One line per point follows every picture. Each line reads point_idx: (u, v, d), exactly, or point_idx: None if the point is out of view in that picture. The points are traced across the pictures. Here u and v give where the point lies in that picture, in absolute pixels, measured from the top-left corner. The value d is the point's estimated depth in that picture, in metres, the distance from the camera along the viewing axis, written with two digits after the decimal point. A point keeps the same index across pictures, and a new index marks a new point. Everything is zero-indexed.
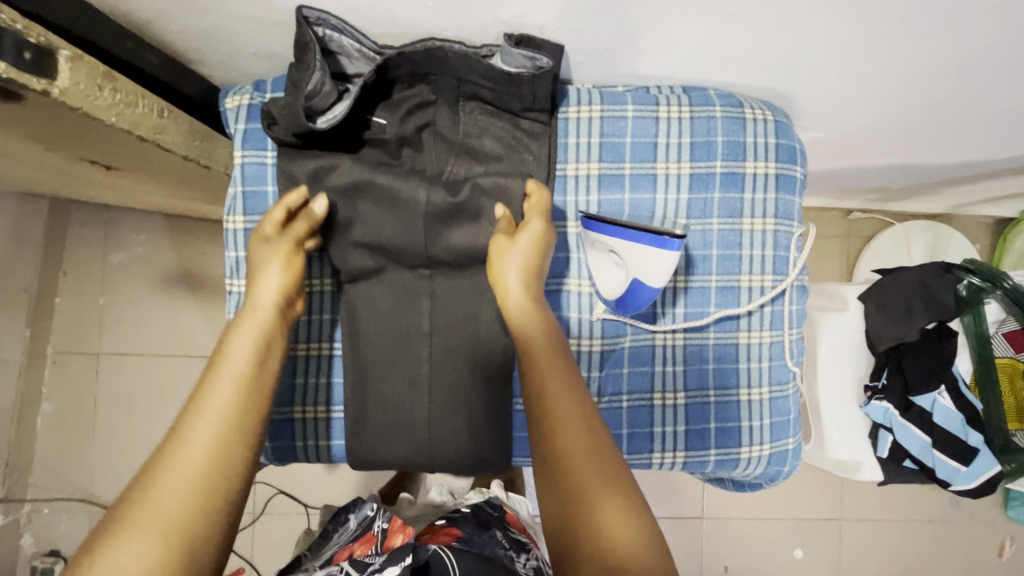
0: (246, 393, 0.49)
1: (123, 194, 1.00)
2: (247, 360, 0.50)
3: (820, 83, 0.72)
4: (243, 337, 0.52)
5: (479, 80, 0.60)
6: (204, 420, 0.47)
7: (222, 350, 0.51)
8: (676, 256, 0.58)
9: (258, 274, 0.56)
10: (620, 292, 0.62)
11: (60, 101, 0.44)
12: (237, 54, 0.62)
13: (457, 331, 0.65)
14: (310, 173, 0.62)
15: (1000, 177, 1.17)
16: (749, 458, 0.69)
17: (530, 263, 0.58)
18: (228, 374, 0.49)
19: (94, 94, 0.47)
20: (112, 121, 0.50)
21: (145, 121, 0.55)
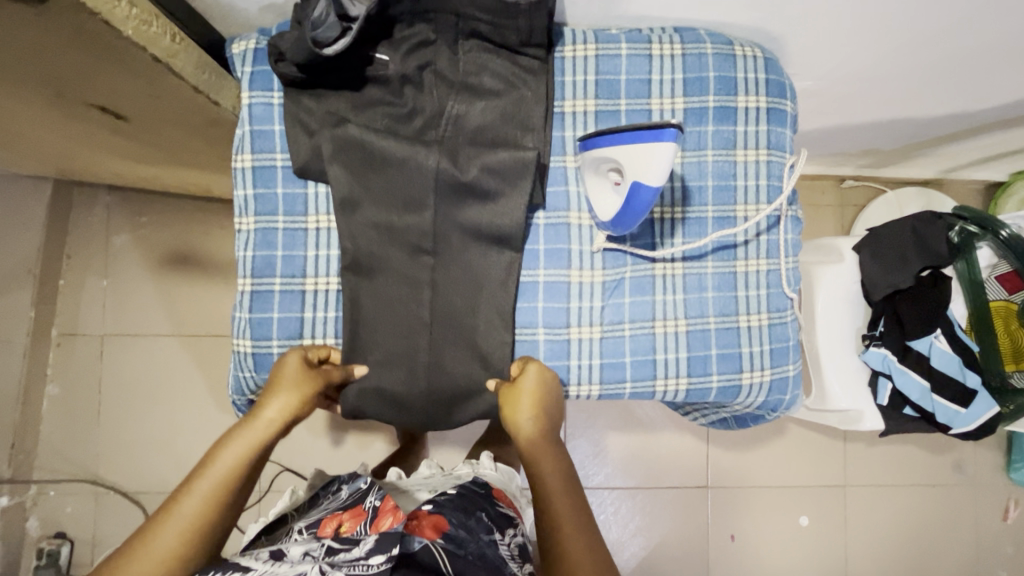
0: (217, 502, 0.54)
1: (129, 165, 1.02)
2: (223, 478, 0.55)
3: (807, 23, 0.74)
4: (232, 449, 0.57)
5: (477, 14, 0.63)
6: (173, 521, 0.52)
7: (212, 457, 0.57)
8: (672, 149, 0.55)
9: (266, 394, 0.61)
10: (624, 201, 0.60)
11: (84, 3, 0.46)
12: (243, 2, 0.64)
13: (462, 290, 0.67)
14: (321, 117, 0.65)
15: (987, 134, 1.20)
16: (751, 384, 0.71)
17: (539, 402, 0.64)
18: (209, 483, 0.55)
19: (112, 4, 0.50)
20: (129, 34, 0.52)
21: (159, 43, 0.57)
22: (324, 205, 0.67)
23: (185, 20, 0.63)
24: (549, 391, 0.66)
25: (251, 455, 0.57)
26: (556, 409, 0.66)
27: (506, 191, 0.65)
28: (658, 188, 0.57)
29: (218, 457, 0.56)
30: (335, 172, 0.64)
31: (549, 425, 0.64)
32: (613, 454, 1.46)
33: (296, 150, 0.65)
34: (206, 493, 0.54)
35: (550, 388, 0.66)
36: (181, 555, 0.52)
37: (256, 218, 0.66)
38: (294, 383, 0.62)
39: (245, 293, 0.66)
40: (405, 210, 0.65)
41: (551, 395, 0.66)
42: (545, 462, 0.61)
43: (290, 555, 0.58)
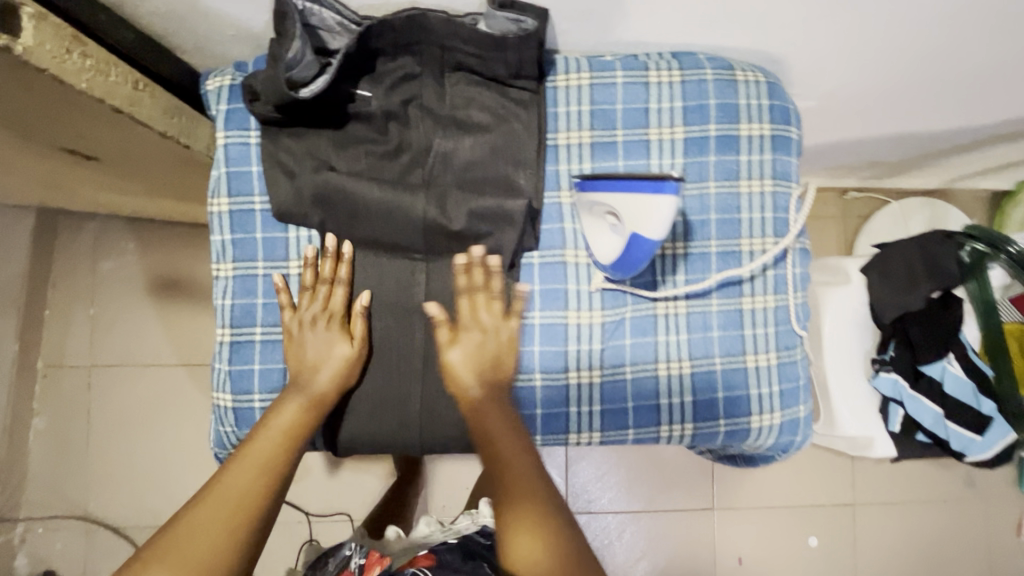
0: (290, 444, 0.59)
1: (110, 197, 0.99)
2: (290, 423, 0.59)
3: (810, 45, 0.70)
4: (291, 408, 0.60)
5: (464, 47, 0.59)
6: (225, 488, 0.56)
7: (272, 415, 0.59)
8: (674, 203, 0.53)
9: (312, 362, 0.60)
10: (623, 248, 0.58)
11: (26, 60, 0.43)
12: (217, 37, 0.61)
13: (456, 337, 0.63)
14: (303, 159, 0.61)
15: (994, 145, 1.16)
16: (759, 427, 0.67)
17: (479, 360, 0.62)
18: (272, 437, 0.59)
19: (62, 56, 0.47)
20: (84, 87, 0.50)
21: (119, 92, 0.55)
22: (308, 248, 0.63)
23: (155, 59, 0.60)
24: (494, 341, 0.63)
25: (305, 416, 0.60)
26: (504, 364, 0.63)
27: (499, 233, 0.62)
28: (659, 240, 0.55)
29: (280, 414, 0.59)
30: (318, 216, 0.61)
31: (497, 386, 0.62)
32: (616, 477, 1.42)
33: (275, 192, 0.61)
34: (270, 447, 0.58)
35: (506, 339, 0.63)
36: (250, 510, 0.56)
37: (235, 264, 0.63)
38: (345, 354, 0.61)
39: (224, 343, 0.63)
40: (393, 252, 0.63)
41: (496, 351, 0.63)
42: (499, 432, 0.60)
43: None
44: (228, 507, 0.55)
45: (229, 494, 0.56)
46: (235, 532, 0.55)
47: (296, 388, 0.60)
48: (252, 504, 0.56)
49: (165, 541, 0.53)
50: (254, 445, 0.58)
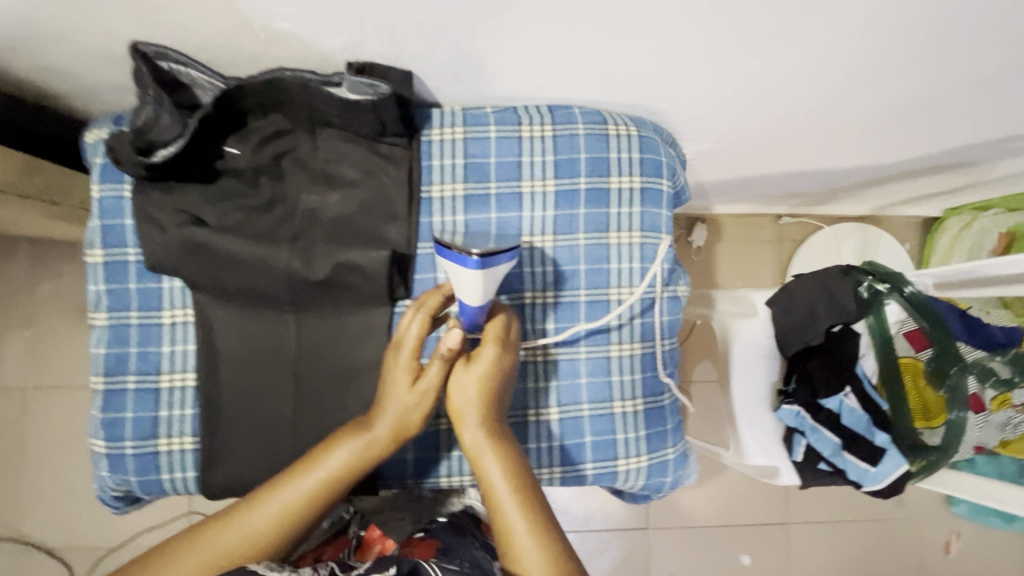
0: (321, 491, 0.57)
1: (30, 227, 1.01)
2: (332, 468, 0.57)
3: (684, 98, 0.73)
4: (343, 452, 0.57)
5: (327, 107, 0.61)
6: (243, 521, 0.56)
7: (324, 453, 0.58)
8: (477, 276, 0.54)
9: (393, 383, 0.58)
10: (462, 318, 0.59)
11: None
12: (101, 88, 0.64)
13: (327, 384, 0.66)
14: (170, 212, 0.62)
15: (905, 179, 1.20)
16: (627, 469, 0.70)
17: (488, 389, 0.58)
18: (311, 481, 0.57)
19: None
20: None
21: None
22: (181, 299, 0.65)
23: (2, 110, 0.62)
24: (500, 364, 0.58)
25: (355, 459, 0.57)
26: (506, 394, 0.61)
27: (366, 284, 0.64)
28: (481, 305, 0.57)
29: (329, 456, 0.57)
30: (186, 266, 0.62)
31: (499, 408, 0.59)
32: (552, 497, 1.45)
33: (144, 244, 0.62)
34: (302, 491, 0.57)
35: (505, 365, 0.58)
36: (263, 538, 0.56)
37: (109, 315, 0.64)
38: (406, 396, 0.57)
39: (97, 391, 0.64)
40: (263, 303, 0.64)
41: (508, 381, 0.59)
42: (491, 460, 0.57)
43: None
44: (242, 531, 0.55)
45: (245, 525, 0.56)
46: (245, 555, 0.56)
47: (356, 431, 0.58)
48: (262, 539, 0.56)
49: (174, 547, 0.55)
50: (290, 481, 0.57)
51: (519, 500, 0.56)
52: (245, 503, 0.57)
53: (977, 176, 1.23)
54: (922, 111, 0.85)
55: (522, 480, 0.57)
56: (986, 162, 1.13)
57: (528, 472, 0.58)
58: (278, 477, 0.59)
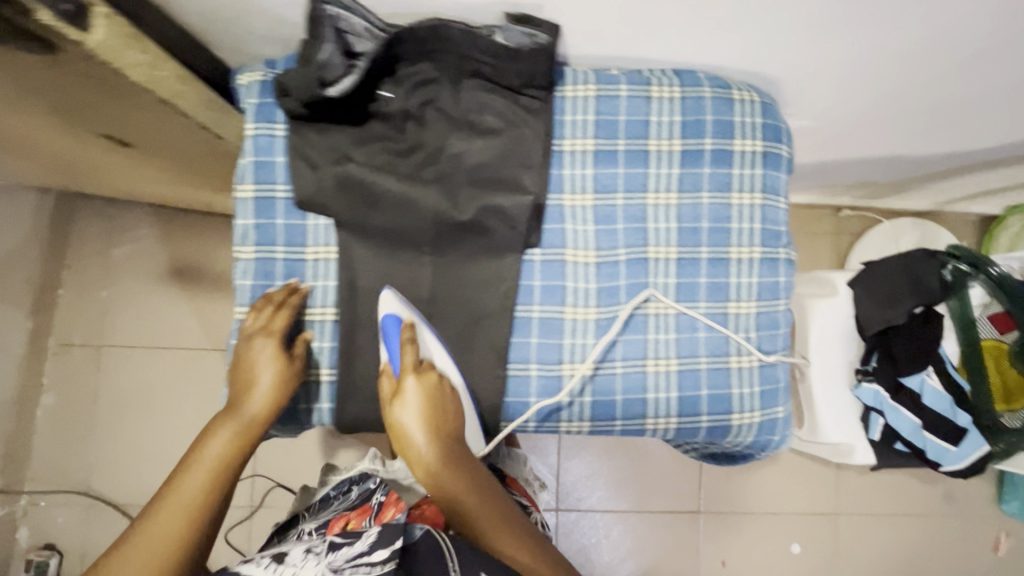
0: (213, 480, 0.60)
1: (131, 184, 1.03)
2: (217, 458, 0.61)
3: (803, 69, 0.75)
4: (222, 437, 0.61)
5: (481, 57, 0.64)
6: (151, 528, 0.56)
7: (202, 446, 0.61)
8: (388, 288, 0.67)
9: (245, 386, 0.63)
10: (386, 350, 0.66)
11: (91, 55, 0.45)
12: (251, 35, 0.66)
13: (458, 324, 0.68)
14: (324, 152, 0.65)
15: (980, 170, 1.21)
16: (740, 424, 0.71)
17: (425, 412, 0.64)
18: (202, 470, 0.60)
19: (122, 51, 0.48)
20: (134, 80, 0.51)
21: (165, 83, 0.54)
22: (325, 236, 0.67)
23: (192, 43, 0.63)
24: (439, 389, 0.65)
25: (237, 439, 0.62)
26: (453, 412, 0.65)
27: (505, 230, 0.67)
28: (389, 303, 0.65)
29: (207, 446, 0.61)
30: (337, 203, 0.65)
31: (441, 434, 0.64)
32: (606, 476, 1.46)
33: (296, 180, 0.65)
34: (195, 489, 0.59)
35: (431, 384, 0.64)
36: (183, 541, 0.56)
37: (256, 247, 0.67)
38: (267, 380, 0.63)
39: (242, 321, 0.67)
40: (403, 242, 0.67)
41: (440, 400, 0.65)
42: (449, 479, 0.62)
43: (292, 557, 0.55)
44: (163, 534, 0.56)
45: (162, 530, 0.56)
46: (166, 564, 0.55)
47: (230, 416, 0.63)
48: (181, 539, 0.56)
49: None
50: (180, 481, 0.59)
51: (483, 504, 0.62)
52: (149, 514, 0.57)
53: None
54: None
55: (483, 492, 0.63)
56: None
57: (479, 473, 0.64)
58: (166, 484, 0.59)
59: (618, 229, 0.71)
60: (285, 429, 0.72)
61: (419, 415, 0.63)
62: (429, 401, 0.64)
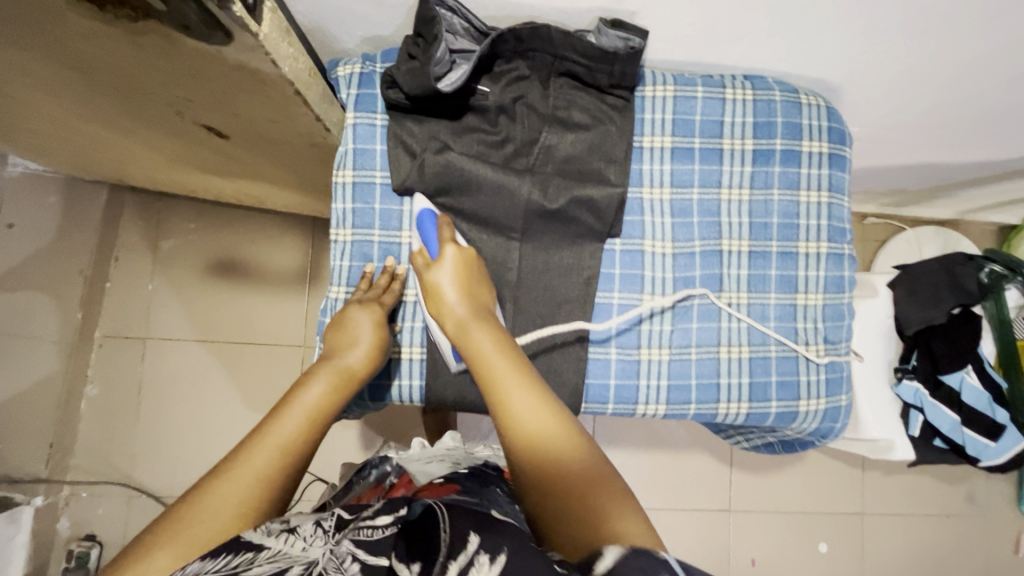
0: (312, 424, 0.59)
1: (195, 176, 1.05)
2: (315, 402, 0.60)
3: (868, 76, 0.78)
4: (322, 384, 0.62)
5: (575, 57, 0.68)
6: (251, 462, 0.54)
7: (301, 391, 0.61)
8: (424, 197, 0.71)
9: (346, 344, 0.66)
10: (421, 235, 0.68)
11: (263, 45, 0.50)
12: (349, 32, 0.70)
13: (543, 309, 0.72)
14: (424, 141, 0.70)
15: (1006, 178, 1.26)
16: (807, 410, 0.75)
17: (462, 279, 0.64)
18: (299, 414, 0.58)
19: (278, 43, 0.53)
20: (284, 70, 0.55)
21: (300, 74, 0.59)
22: (419, 222, 0.72)
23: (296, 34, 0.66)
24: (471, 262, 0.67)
25: (337, 389, 0.62)
26: (486, 289, 0.66)
27: (589, 220, 0.71)
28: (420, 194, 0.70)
29: (310, 390, 0.61)
30: (435, 189, 0.69)
31: (474, 301, 0.63)
32: (639, 474, 1.48)
33: (396, 169, 0.70)
34: (293, 428, 0.57)
35: (468, 257, 0.66)
36: (275, 483, 0.54)
37: (354, 231, 0.71)
38: (366, 333, 0.66)
39: (338, 300, 0.71)
40: (493, 230, 0.71)
41: (477, 274, 0.66)
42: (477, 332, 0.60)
43: (304, 529, 0.49)
44: (257, 471, 0.53)
45: (259, 462, 0.54)
46: (256, 506, 0.52)
47: (328, 364, 0.64)
48: (274, 483, 0.53)
49: (187, 504, 0.50)
50: (277, 424, 0.57)
51: (511, 365, 0.57)
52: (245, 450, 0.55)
53: None
54: None
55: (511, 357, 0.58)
56: None
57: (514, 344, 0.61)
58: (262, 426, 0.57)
59: (693, 222, 0.75)
60: (367, 406, 0.76)
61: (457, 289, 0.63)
62: (465, 282, 0.64)
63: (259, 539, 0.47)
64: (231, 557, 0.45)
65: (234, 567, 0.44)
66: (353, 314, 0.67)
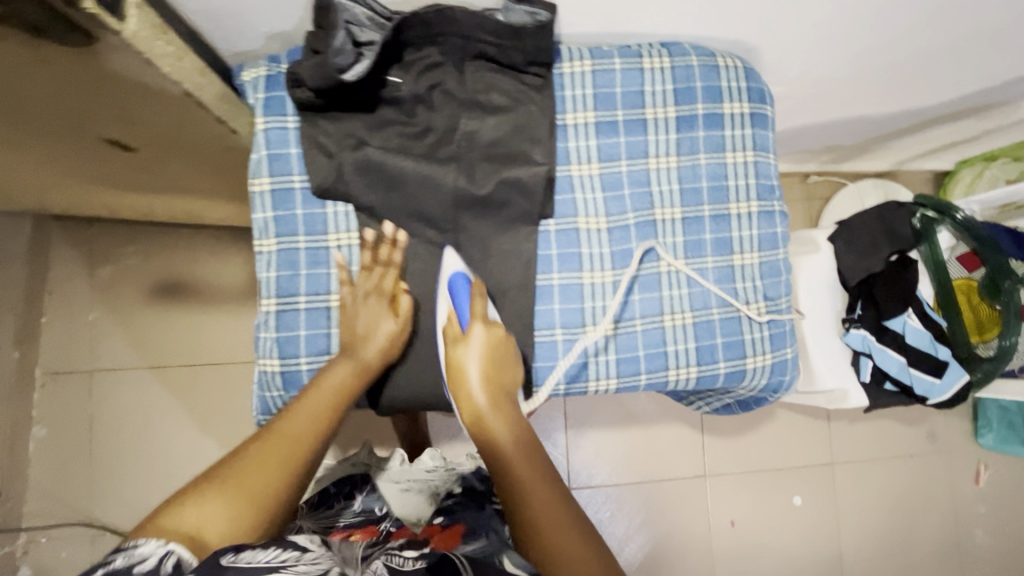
0: (329, 415, 0.63)
1: (116, 197, 0.99)
2: (334, 390, 0.64)
3: (782, 32, 0.79)
4: (341, 371, 0.66)
5: (486, 38, 0.66)
6: (273, 445, 0.58)
7: (322, 379, 0.65)
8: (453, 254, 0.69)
9: (362, 338, 0.67)
10: (451, 300, 0.68)
11: (129, 43, 0.46)
12: (250, 32, 0.67)
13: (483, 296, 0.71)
14: (340, 139, 0.68)
15: (934, 125, 1.30)
16: (754, 367, 0.76)
17: (488, 359, 0.65)
18: (318, 403, 0.63)
19: (152, 42, 0.49)
20: (164, 70, 0.52)
21: (190, 76, 0.57)
22: (346, 222, 0.70)
23: (191, 39, 0.63)
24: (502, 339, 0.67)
25: (354, 382, 0.66)
26: (511, 367, 0.67)
27: (519, 202, 0.70)
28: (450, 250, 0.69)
29: (331, 377, 0.65)
30: (359, 186, 0.68)
31: (500, 392, 0.65)
32: (614, 451, 1.50)
33: (314, 170, 0.68)
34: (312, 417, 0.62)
35: (496, 335, 0.67)
36: (288, 470, 0.57)
37: (278, 239, 0.69)
38: (387, 329, 0.67)
39: (270, 313, 0.70)
40: (426, 223, 0.70)
41: (504, 352, 0.67)
42: (500, 432, 0.61)
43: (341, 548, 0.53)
44: (281, 454, 0.58)
45: (279, 448, 0.58)
46: (276, 489, 0.56)
47: (347, 354, 0.67)
48: (294, 468, 0.58)
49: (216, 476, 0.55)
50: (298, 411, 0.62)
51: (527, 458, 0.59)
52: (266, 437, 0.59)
53: (998, 120, 1.34)
54: (976, 50, 0.93)
55: (530, 455, 0.60)
56: (1009, 103, 1.24)
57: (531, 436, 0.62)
58: (283, 415, 0.62)
59: (625, 194, 0.75)
60: None
61: (479, 369, 0.64)
62: (486, 370, 0.65)
63: (303, 545, 0.51)
64: (280, 551, 0.48)
65: (282, 559, 0.47)
66: (367, 302, 0.68)
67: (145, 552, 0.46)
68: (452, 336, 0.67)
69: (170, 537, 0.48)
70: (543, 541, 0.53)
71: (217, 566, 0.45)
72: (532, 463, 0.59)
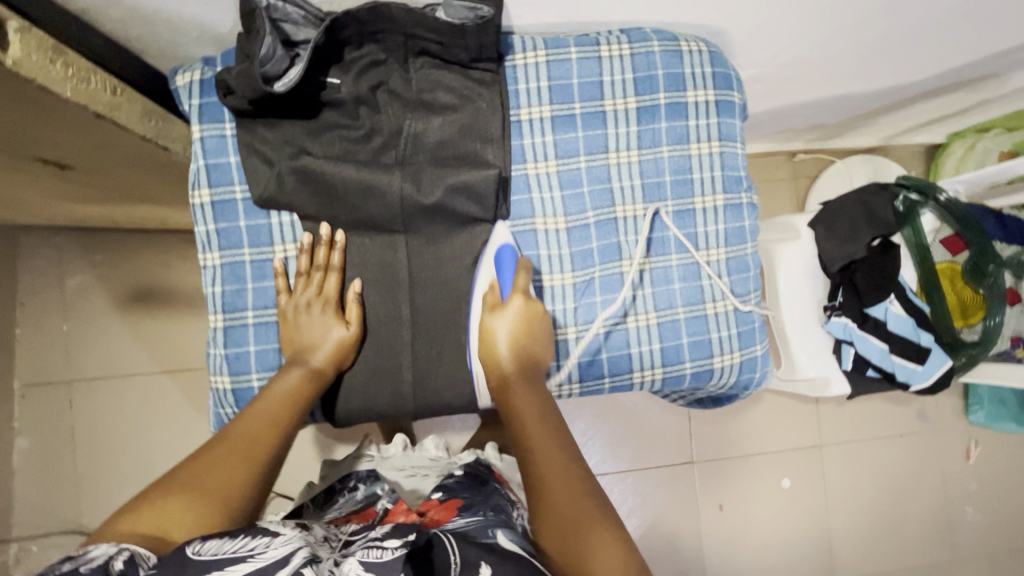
0: (281, 420, 0.61)
1: (68, 207, 0.96)
2: (285, 395, 0.63)
3: (750, 16, 0.74)
4: (291, 376, 0.64)
5: (428, 35, 0.63)
6: (226, 449, 0.56)
7: (272, 384, 0.64)
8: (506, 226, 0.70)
9: (307, 345, 0.66)
10: (495, 269, 0.69)
11: (16, 71, 0.47)
12: (181, 38, 0.64)
13: (441, 306, 0.69)
14: (279, 147, 0.65)
15: (922, 98, 1.25)
16: (722, 366, 0.74)
17: (519, 332, 0.67)
18: (270, 407, 0.61)
19: (48, 67, 0.50)
20: (67, 95, 0.53)
21: (100, 98, 0.58)
22: (291, 233, 0.68)
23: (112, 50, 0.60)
24: (537, 320, 0.68)
25: (306, 387, 0.64)
26: (540, 345, 0.69)
27: (472, 208, 0.68)
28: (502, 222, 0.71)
29: (280, 382, 0.64)
30: (303, 195, 0.65)
31: (525, 365, 0.68)
32: (601, 440, 1.49)
33: (255, 180, 0.65)
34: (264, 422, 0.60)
35: (535, 312, 0.69)
36: (247, 472, 0.55)
37: (221, 253, 0.67)
38: (336, 332, 0.66)
39: (218, 329, 0.68)
40: (376, 231, 0.68)
41: (536, 328, 0.68)
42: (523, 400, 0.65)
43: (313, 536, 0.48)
44: (243, 454, 0.56)
45: (232, 451, 0.56)
46: (236, 493, 0.53)
47: (297, 360, 0.65)
48: (255, 466, 0.56)
49: (169, 480, 0.52)
50: (252, 415, 0.60)
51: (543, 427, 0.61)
52: (217, 444, 0.57)
53: (989, 92, 1.29)
54: (959, 22, 0.88)
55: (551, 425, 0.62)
56: (999, 74, 1.19)
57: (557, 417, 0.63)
58: (234, 423, 0.60)
59: (584, 192, 0.72)
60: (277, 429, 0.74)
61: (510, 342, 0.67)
62: (518, 344, 0.67)
63: (273, 528, 0.45)
64: (247, 541, 0.43)
65: (250, 548, 0.42)
66: (309, 307, 0.66)
67: (95, 554, 0.41)
68: (491, 303, 0.69)
69: (129, 538, 0.45)
70: (552, 496, 0.54)
71: (182, 565, 0.41)
72: (549, 429, 0.62)
